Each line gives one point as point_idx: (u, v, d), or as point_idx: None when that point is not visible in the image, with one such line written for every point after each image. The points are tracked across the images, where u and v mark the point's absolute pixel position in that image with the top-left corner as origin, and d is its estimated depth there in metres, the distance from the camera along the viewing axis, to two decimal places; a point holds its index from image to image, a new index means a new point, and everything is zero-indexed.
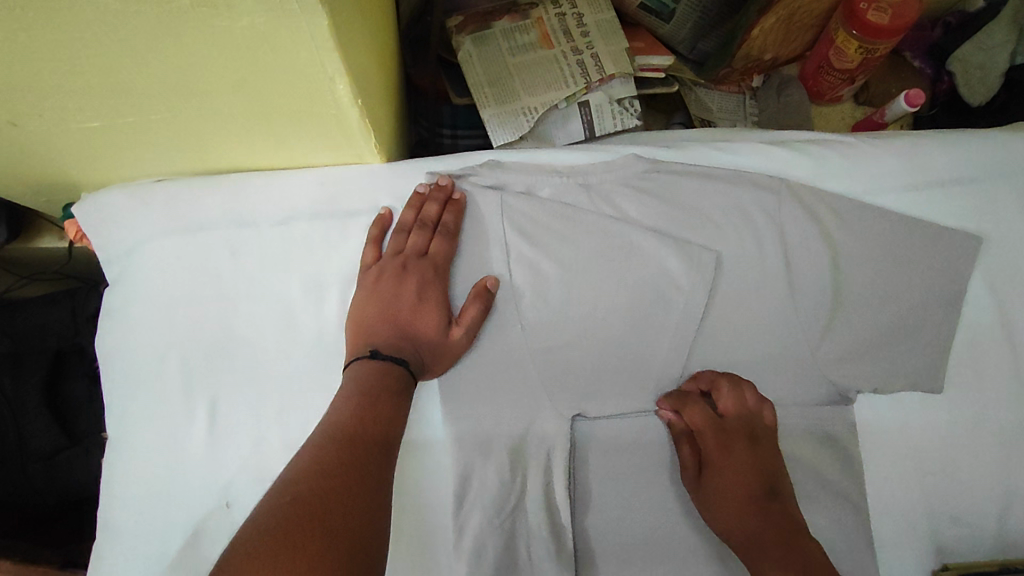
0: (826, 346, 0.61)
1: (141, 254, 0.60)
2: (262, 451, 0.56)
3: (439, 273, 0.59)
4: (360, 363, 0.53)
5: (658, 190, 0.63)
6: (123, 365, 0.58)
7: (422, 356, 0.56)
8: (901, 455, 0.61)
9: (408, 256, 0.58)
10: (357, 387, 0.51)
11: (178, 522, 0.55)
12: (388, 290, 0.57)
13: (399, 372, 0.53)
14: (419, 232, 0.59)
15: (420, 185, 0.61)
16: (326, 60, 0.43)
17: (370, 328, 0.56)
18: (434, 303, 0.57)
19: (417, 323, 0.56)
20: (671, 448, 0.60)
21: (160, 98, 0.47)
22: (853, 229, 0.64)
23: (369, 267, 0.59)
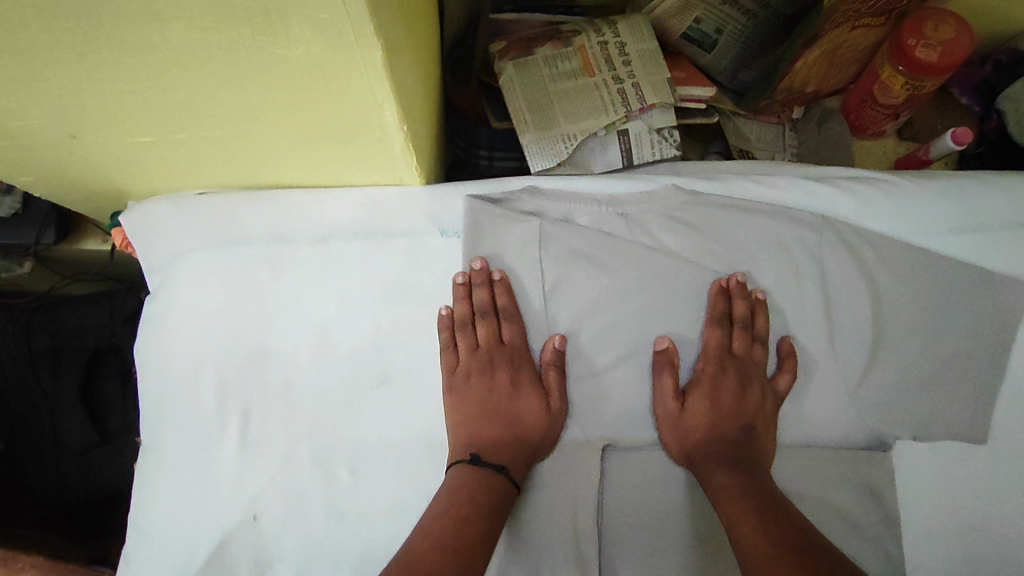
0: (865, 389, 0.60)
1: (183, 265, 0.62)
2: (291, 465, 0.57)
3: (517, 359, 0.60)
4: (460, 466, 0.55)
5: (698, 223, 0.62)
6: (163, 373, 0.60)
7: (531, 443, 0.58)
8: (941, 508, 0.59)
9: (487, 347, 0.60)
10: (458, 485, 0.53)
11: (206, 530, 0.56)
12: (480, 387, 0.59)
13: (501, 479, 0.55)
14: (483, 323, 0.60)
15: (460, 275, 0.60)
16: (376, 88, 0.43)
17: (472, 424, 0.58)
18: (529, 386, 0.59)
19: (519, 411, 0.58)
20: (704, 401, 0.59)
21: (214, 117, 0.49)
22: (897, 270, 0.62)
23: (453, 368, 0.59)
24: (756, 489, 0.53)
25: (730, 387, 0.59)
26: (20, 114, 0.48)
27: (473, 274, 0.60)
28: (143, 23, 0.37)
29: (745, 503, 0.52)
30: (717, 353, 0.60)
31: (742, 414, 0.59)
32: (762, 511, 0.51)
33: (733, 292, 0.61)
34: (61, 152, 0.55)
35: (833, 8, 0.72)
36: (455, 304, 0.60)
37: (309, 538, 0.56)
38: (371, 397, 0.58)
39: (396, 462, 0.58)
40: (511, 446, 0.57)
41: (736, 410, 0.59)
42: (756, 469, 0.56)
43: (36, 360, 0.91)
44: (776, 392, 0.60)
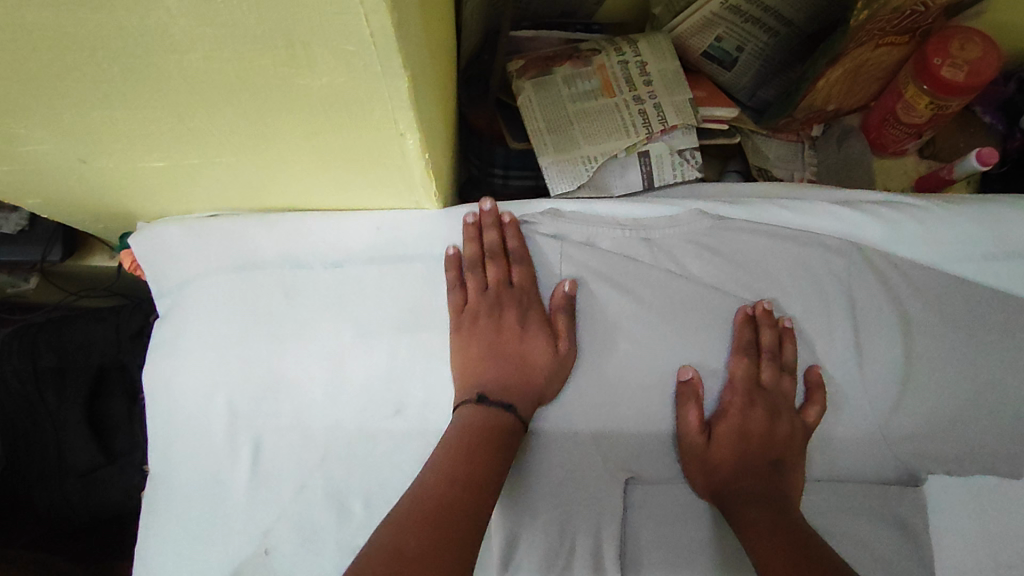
0: (896, 421, 0.58)
1: (192, 290, 0.60)
2: (304, 497, 0.55)
3: (529, 298, 0.59)
4: (469, 407, 0.54)
5: (723, 248, 0.60)
6: (171, 401, 0.58)
7: (537, 383, 0.56)
8: (972, 544, 0.58)
9: (497, 290, 0.58)
10: (472, 423, 0.53)
11: (215, 565, 0.54)
12: (489, 327, 0.57)
13: (507, 417, 0.54)
14: (494, 263, 0.58)
15: (470, 217, 0.59)
16: (400, 116, 0.42)
17: (480, 367, 0.56)
18: (536, 329, 0.57)
19: (526, 353, 0.57)
20: (732, 434, 0.57)
21: (229, 143, 0.47)
22: (928, 299, 0.61)
23: (460, 310, 0.58)
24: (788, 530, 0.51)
25: (758, 421, 0.57)
26: (28, 139, 0.46)
27: (483, 219, 0.59)
28: (161, 54, 0.35)
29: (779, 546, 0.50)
30: (745, 385, 0.58)
31: (772, 449, 0.57)
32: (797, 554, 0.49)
33: (760, 321, 0.59)
34: (70, 176, 0.53)
35: (859, 27, 0.71)
36: (464, 246, 0.60)
37: (320, 573, 0.54)
38: (385, 426, 0.57)
39: None
40: (514, 385, 0.56)
41: (765, 445, 0.57)
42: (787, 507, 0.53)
43: (41, 377, 0.89)
44: (804, 425, 0.58)
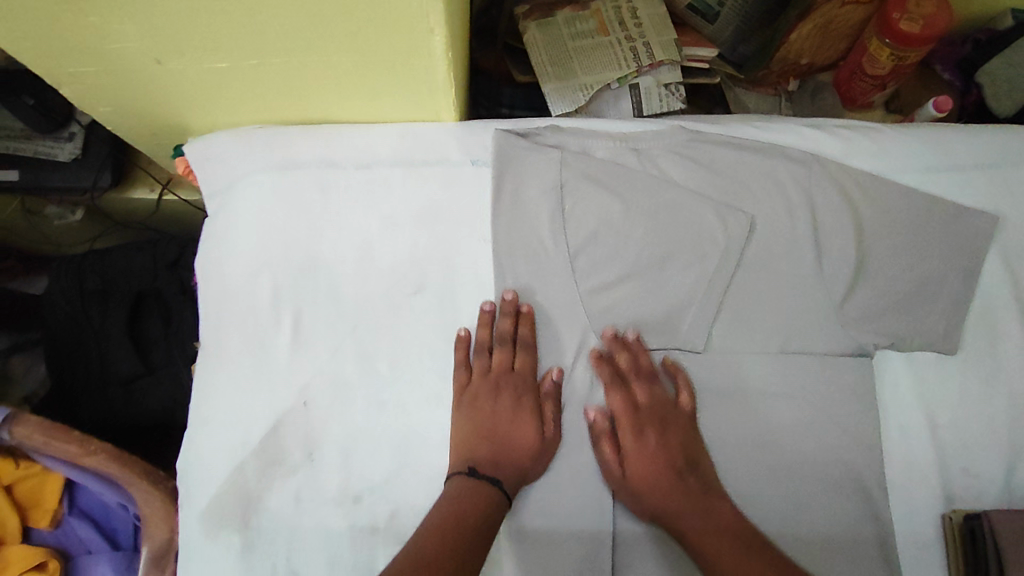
0: (849, 306, 0.68)
1: (239, 187, 0.68)
2: (337, 359, 0.64)
3: (527, 384, 0.65)
4: (459, 478, 0.60)
5: (702, 158, 0.70)
6: (220, 281, 0.67)
7: (522, 465, 0.62)
8: (914, 410, 0.67)
9: (499, 374, 0.65)
10: (460, 494, 0.59)
11: (261, 415, 0.63)
12: (485, 409, 0.64)
13: (495, 492, 0.60)
14: (501, 350, 0.65)
15: (487, 304, 0.66)
16: (433, 11, 0.51)
17: (472, 444, 0.62)
18: (527, 414, 0.64)
19: (514, 434, 0.63)
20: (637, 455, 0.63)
21: (286, 42, 0.56)
22: (878, 203, 0.70)
23: (463, 388, 0.64)
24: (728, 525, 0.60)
25: (655, 446, 0.64)
26: (120, 34, 0.55)
27: (501, 305, 0.65)
28: None
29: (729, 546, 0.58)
30: (627, 408, 0.64)
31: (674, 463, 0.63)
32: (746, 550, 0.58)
33: (709, 236, 0.68)
34: (144, 80, 0.63)
35: None
36: (477, 328, 0.66)
37: (353, 424, 0.63)
38: (408, 302, 0.66)
39: (431, 359, 0.65)
40: (502, 463, 0.62)
41: (671, 459, 0.63)
42: (714, 503, 0.62)
43: (87, 298, 0.99)
44: (686, 415, 0.65)
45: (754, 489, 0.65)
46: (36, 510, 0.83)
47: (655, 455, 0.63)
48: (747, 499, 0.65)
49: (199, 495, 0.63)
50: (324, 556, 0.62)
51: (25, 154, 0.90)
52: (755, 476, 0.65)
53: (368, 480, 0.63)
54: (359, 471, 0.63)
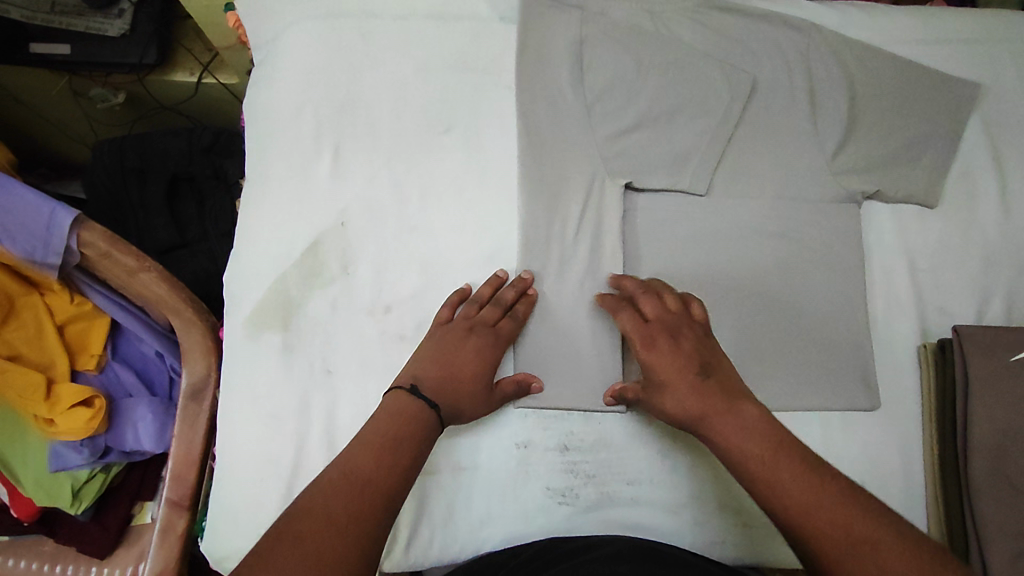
0: (841, 157, 0.74)
1: (286, 35, 0.75)
2: (373, 186, 0.70)
3: (498, 345, 0.64)
4: (400, 392, 0.58)
5: (710, 23, 0.76)
6: (267, 118, 0.73)
7: (459, 403, 0.60)
8: (897, 253, 0.73)
9: (477, 323, 0.64)
10: (400, 409, 0.57)
11: (301, 233, 0.69)
12: (453, 342, 0.63)
13: (429, 415, 0.57)
14: (492, 308, 0.65)
15: (501, 271, 0.68)
16: None
17: (426, 364, 0.61)
18: (485, 365, 0.62)
19: (466, 375, 0.61)
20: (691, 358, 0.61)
21: None
22: (870, 69, 0.76)
23: (440, 324, 0.65)
24: (758, 423, 0.54)
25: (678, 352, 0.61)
26: None
27: (515, 282, 0.67)
28: None
29: (761, 440, 0.52)
30: (636, 325, 0.62)
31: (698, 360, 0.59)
32: (776, 451, 0.52)
33: (715, 90, 0.74)
34: None
35: None
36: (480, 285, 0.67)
37: (385, 243, 0.69)
38: (437, 139, 0.72)
39: (456, 190, 0.71)
40: (446, 394, 0.60)
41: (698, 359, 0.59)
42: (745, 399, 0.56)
43: (126, 175, 1.05)
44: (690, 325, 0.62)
45: (750, 318, 0.70)
46: (81, 355, 0.89)
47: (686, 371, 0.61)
48: (742, 324, 0.69)
49: (243, 305, 0.68)
50: (357, 357, 0.67)
51: (76, 28, 0.96)
52: (753, 308, 0.70)
53: (398, 293, 0.68)
54: (390, 286, 0.68)
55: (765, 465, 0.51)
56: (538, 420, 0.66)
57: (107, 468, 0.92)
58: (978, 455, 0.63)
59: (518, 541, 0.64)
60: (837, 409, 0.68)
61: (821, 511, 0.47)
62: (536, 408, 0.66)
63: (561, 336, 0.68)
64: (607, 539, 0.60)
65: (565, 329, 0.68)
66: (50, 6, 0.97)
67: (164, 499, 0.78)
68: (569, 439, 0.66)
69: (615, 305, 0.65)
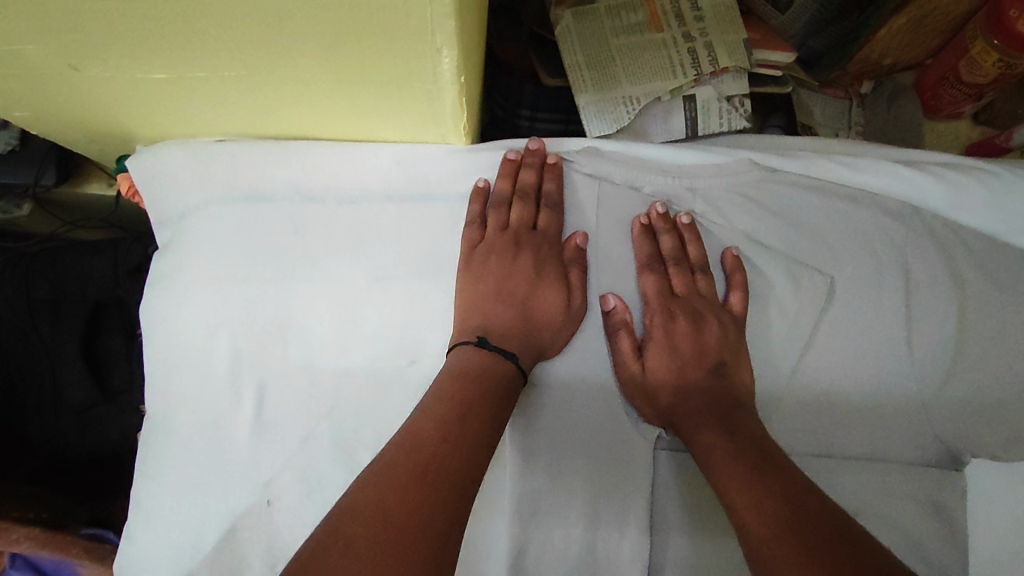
0: (942, 398, 0.55)
1: (198, 218, 0.56)
2: (311, 446, 0.52)
3: (553, 246, 0.55)
4: (466, 347, 0.49)
5: (772, 203, 0.56)
6: (170, 341, 0.54)
7: (541, 340, 0.52)
8: (1015, 533, 0.54)
9: (518, 231, 0.54)
10: (467, 364, 0.48)
11: (214, 513, 0.51)
12: (501, 267, 0.53)
13: (508, 366, 0.48)
14: (522, 203, 0.55)
15: (510, 152, 0.56)
16: (441, 49, 0.39)
17: (485, 303, 0.52)
18: (552, 278, 0.53)
19: (535, 301, 0.52)
20: (708, 322, 0.53)
21: (250, 60, 0.42)
22: (987, 271, 0.56)
23: (475, 246, 0.54)
24: (748, 437, 0.47)
25: (686, 336, 0.53)
26: (15, 37, 0.41)
27: (524, 155, 0.56)
28: None
29: (739, 454, 0.46)
30: (660, 291, 0.54)
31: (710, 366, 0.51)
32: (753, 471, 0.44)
33: (773, 303, 0.55)
34: (63, 87, 0.48)
35: None
36: (495, 180, 0.56)
37: None
38: (399, 375, 0.53)
39: None
40: (519, 336, 0.51)
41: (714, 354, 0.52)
42: (745, 413, 0.50)
43: (35, 309, 0.86)
44: (734, 317, 0.54)
45: None
46: None
47: (705, 348, 0.52)
48: None
49: None
50: None
51: None
52: None
53: None
54: None
55: (734, 476, 0.45)
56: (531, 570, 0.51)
57: None
58: None
59: None
60: None
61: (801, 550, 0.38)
62: None
63: None
64: None
65: None
66: None
67: None
68: None
69: (648, 255, 0.54)
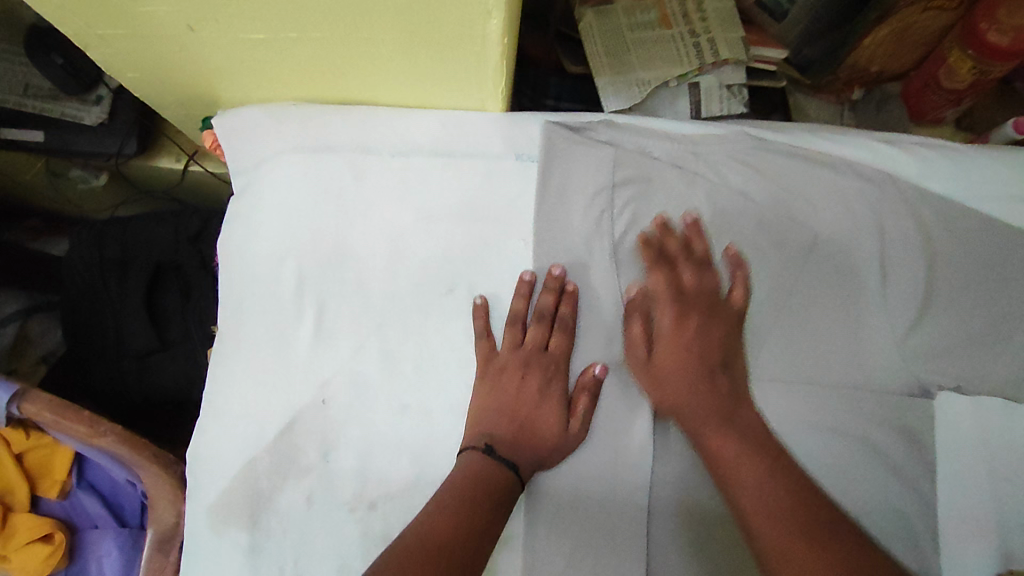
0: (912, 338, 0.62)
1: (270, 166, 0.65)
2: (362, 356, 0.61)
3: (558, 368, 0.60)
4: (471, 453, 0.57)
5: (764, 167, 0.65)
6: (243, 267, 0.64)
7: (540, 452, 0.58)
8: (977, 457, 0.62)
9: (529, 354, 0.61)
10: (470, 472, 0.55)
11: (275, 409, 0.60)
12: (511, 385, 0.60)
13: (508, 477, 0.56)
14: (537, 326, 0.61)
15: (529, 273, 0.61)
16: (492, 11, 0.49)
17: (491, 421, 0.59)
18: (554, 399, 0.60)
19: (536, 420, 0.59)
20: (711, 320, 0.61)
21: (336, 20, 0.53)
22: (951, 229, 0.64)
23: (490, 359, 0.61)
24: (752, 431, 0.56)
25: (693, 333, 0.60)
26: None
27: (547, 280, 0.62)
28: None
29: (746, 438, 0.55)
30: (669, 286, 0.61)
31: (715, 357, 0.60)
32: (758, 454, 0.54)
33: (764, 251, 0.63)
34: (175, 46, 0.59)
35: None
36: (524, 160, 0.65)
37: (371, 424, 0.60)
38: (438, 301, 0.62)
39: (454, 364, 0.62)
40: (520, 448, 0.58)
41: (721, 348, 0.60)
42: (747, 409, 0.58)
43: (104, 267, 0.96)
44: (734, 310, 0.61)
45: None
46: (44, 479, 0.82)
47: (706, 341, 0.60)
48: None
49: (208, 490, 0.60)
50: (332, 562, 0.58)
51: (51, 114, 0.87)
52: None
53: (384, 485, 0.60)
54: (375, 475, 0.60)
55: (742, 453, 0.54)
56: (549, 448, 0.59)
57: None
58: None
59: None
60: None
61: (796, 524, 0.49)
62: None
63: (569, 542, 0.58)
64: None
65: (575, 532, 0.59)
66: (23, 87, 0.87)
67: None
68: None
69: (656, 257, 0.62)
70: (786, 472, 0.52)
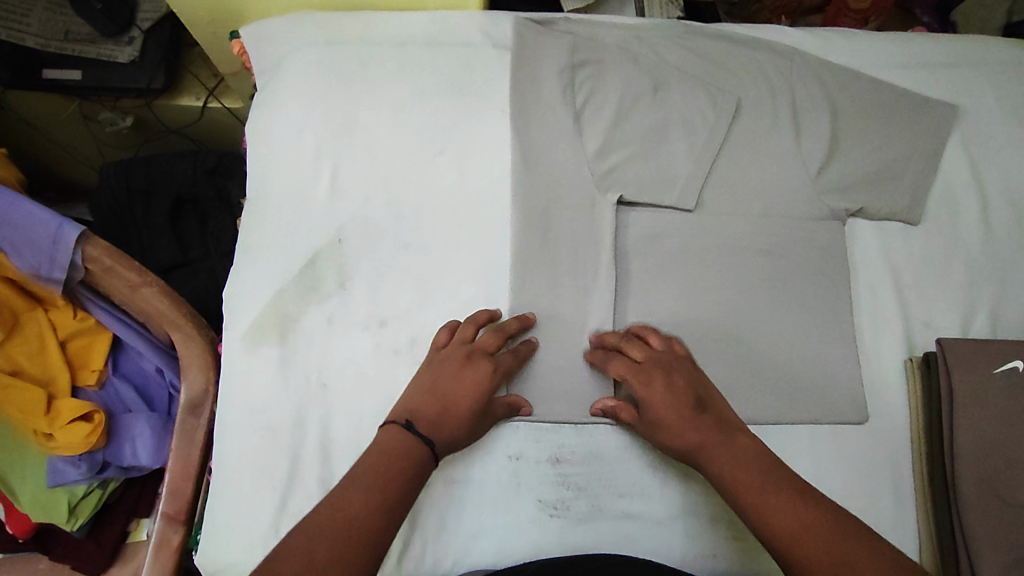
0: (824, 175, 0.76)
1: (288, 61, 0.78)
2: (370, 205, 0.74)
3: (494, 372, 0.65)
4: (395, 427, 0.60)
5: (695, 48, 0.80)
6: (268, 142, 0.76)
7: (452, 433, 0.62)
8: (880, 269, 0.76)
9: (475, 350, 0.65)
10: (391, 447, 0.58)
11: (300, 249, 0.72)
12: (451, 373, 0.64)
13: (422, 452, 0.59)
14: (490, 334, 0.67)
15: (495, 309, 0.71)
16: None
17: (419, 399, 0.63)
18: (484, 394, 0.64)
19: (460, 407, 0.62)
20: (665, 365, 0.65)
21: None
22: (850, 89, 0.79)
23: (440, 349, 0.67)
24: (752, 454, 0.59)
25: (662, 389, 0.63)
26: None
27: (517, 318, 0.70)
28: None
29: (754, 465, 0.58)
30: (627, 358, 0.66)
31: (691, 395, 0.63)
32: (768, 483, 0.56)
33: (700, 111, 0.77)
34: None
35: None
36: (499, 47, 0.79)
37: (380, 258, 0.73)
38: (433, 159, 0.75)
39: (448, 209, 0.74)
40: (436, 426, 0.61)
41: (691, 391, 0.63)
42: (737, 431, 0.61)
43: (132, 196, 1.08)
44: (687, 361, 0.66)
45: (739, 329, 0.73)
46: (80, 371, 0.86)
47: (677, 391, 0.63)
48: (730, 336, 0.73)
49: (240, 320, 0.71)
50: (353, 369, 0.70)
51: (88, 56, 0.99)
52: (744, 320, 0.73)
53: (392, 306, 0.72)
54: (385, 299, 0.72)
55: (756, 489, 0.56)
56: (530, 273, 0.72)
57: (104, 484, 0.88)
58: (966, 466, 0.66)
59: (510, 554, 0.67)
60: (825, 420, 0.71)
61: (817, 532, 0.52)
62: (529, 421, 0.69)
63: (551, 346, 0.71)
64: (601, 554, 0.62)
65: (556, 338, 0.71)
66: (64, 34, 0.99)
67: (160, 513, 0.75)
68: (560, 450, 0.69)
69: (613, 118, 0.75)
70: (797, 493, 0.55)
